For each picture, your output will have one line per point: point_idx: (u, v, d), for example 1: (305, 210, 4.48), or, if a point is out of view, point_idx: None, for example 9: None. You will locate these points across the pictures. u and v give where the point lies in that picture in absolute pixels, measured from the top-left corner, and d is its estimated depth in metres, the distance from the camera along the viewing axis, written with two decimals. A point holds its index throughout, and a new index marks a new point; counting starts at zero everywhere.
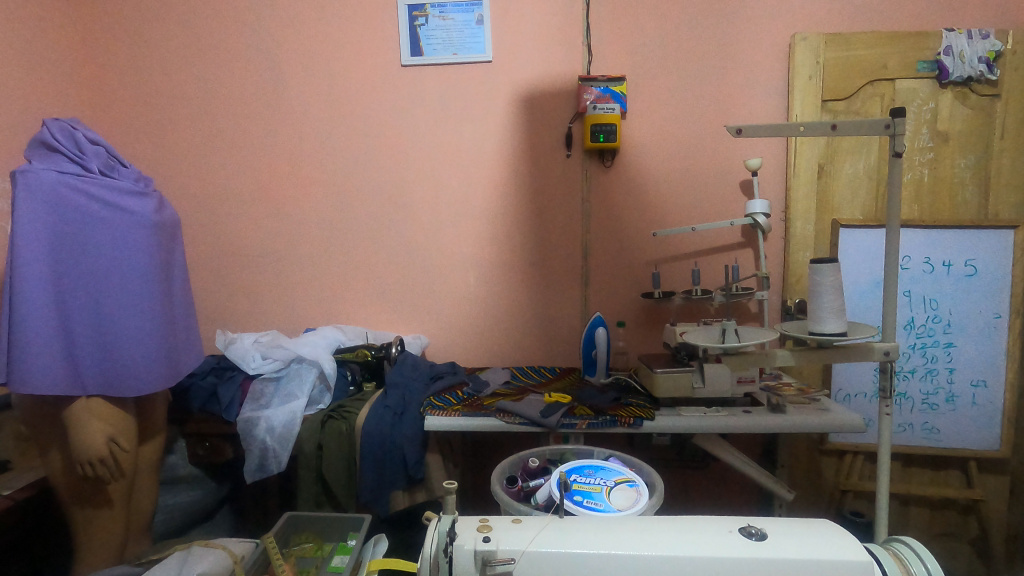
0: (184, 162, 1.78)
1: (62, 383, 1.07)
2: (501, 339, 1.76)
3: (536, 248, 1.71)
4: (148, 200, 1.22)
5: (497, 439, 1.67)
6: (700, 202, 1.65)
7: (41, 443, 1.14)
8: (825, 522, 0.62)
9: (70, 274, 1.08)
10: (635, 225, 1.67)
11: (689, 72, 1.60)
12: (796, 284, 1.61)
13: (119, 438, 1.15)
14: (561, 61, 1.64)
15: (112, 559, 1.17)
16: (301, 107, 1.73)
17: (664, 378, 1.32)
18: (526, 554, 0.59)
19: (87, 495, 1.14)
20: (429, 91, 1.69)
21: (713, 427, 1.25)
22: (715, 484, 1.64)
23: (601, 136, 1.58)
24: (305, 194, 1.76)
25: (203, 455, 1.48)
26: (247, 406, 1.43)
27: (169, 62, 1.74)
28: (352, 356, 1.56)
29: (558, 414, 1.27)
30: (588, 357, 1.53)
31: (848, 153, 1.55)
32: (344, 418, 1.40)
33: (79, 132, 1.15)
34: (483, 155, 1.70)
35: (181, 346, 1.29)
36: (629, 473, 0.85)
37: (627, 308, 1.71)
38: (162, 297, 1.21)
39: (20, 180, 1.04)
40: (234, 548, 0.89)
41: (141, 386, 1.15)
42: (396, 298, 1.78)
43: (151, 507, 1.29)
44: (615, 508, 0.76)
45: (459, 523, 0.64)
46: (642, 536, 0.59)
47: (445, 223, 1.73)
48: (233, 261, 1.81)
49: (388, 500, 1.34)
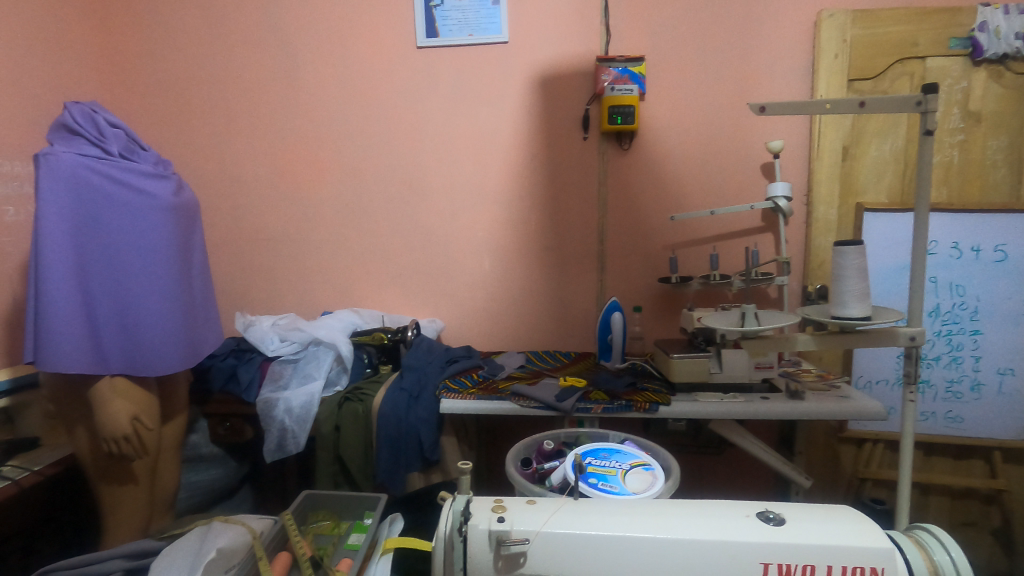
0: (202, 145, 1.79)
1: (85, 362, 1.09)
2: (516, 323, 1.76)
3: (552, 232, 1.70)
4: (167, 182, 1.22)
5: (511, 422, 1.67)
6: (720, 185, 1.62)
7: (67, 420, 1.16)
8: (846, 509, 0.61)
9: (91, 257, 1.10)
10: (652, 209, 1.65)
11: (710, 52, 1.56)
12: (817, 269, 1.58)
13: (142, 417, 1.17)
14: (578, 42, 1.61)
15: (137, 532, 1.20)
16: (316, 91, 1.72)
17: (681, 363, 1.32)
18: (541, 535, 0.59)
19: (113, 473, 1.17)
20: (444, 73, 1.67)
21: (729, 413, 1.24)
22: (731, 469, 1.63)
23: (618, 118, 1.55)
24: (322, 178, 1.76)
25: (223, 435, 1.49)
26: (266, 387, 1.45)
27: (186, 44, 1.75)
28: (368, 339, 1.58)
29: (573, 398, 1.27)
30: (603, 342, 1.52)
31: (874, 135, 1.51)
32: (360, 400, 1.41)
33: (99, 115, 1.16)
34: (499, 138, 1.68)
35: (200, 329, 1.30)
36: (645, 457, 0.84)
37: (643, 293, 1.70)
38: (182, 278, 1.22)
39: (43, 163, 1.06)
40: (253, 525, 0.91)
41: (162, 365, 1.17)
42: (412, 282, 1.78)
43: (175, 484, 1.32)
44: (631, 490, 0.76)
45: (473, 503, 0.65)
46: (659, 519, 0.59)
47: (460, 207, 1.73)
48: (251, 245, 1.82)
49: (404, 481, 1.35)
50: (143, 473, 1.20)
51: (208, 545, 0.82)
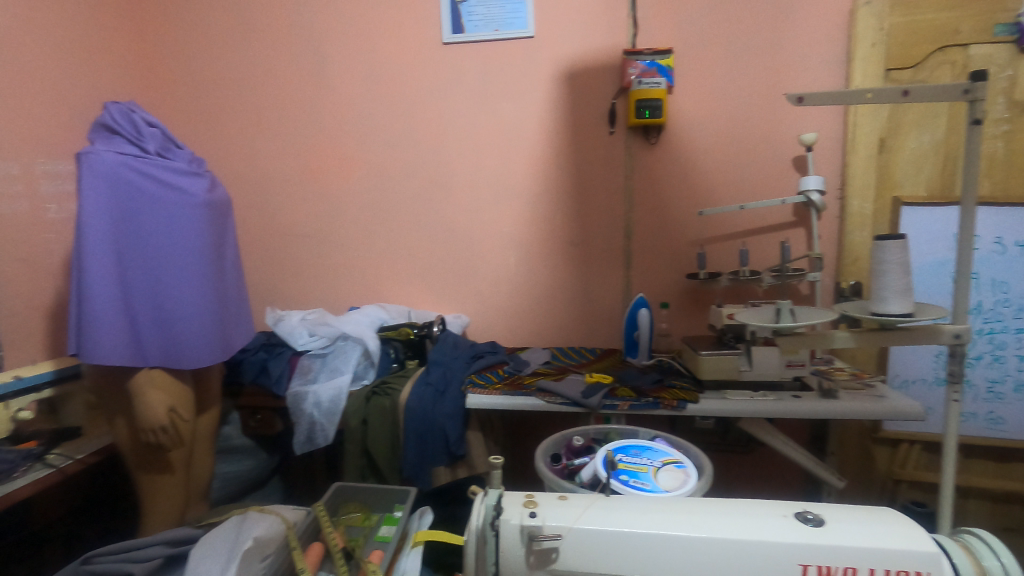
0: (234, 144, 1.83)
1: (123, 354, 1.13)
2: (541, 319, 1.76)
3: (577, 227, 1.69)
4: (201, 179, 1.25)
5: (536, 418, 1.67)
6: (750, 179, 1.58)
7: (108, 410, 1.20)
8: (888, 511, 0.59)
9: (129, 252, 1.13)
10: (680, 204, 1.63)
11: (740, 44, 1.53)
12: (851, 265, 1.54)
13: (179, 408, 1.20)
14: (605, 35, 1.60)
15: (173, 521, 1.23)
16: (343, 88, 1.74)
17: (709, 360, 1.30)
18: (573, 531, 0.59)
19: (151, 462, 1.21)
20: (470, 68, 1.67)
21: (759, 411, 1.22)
22: (759, 468, 1.60)
23: (646, 112, 1.53)
24: (349, 174, 1.78)
25: (254, 427, 1.54)
26: (295, 380, 1.48)
27: (218, 44, 1.78)
28: (395, 334, 1.59)
29: (600, 395, 1.26)
30: (630, 339, 1.51)
31: (913, 127, 1.45)
32: (387, 395, 1.42)
33: (137, 114, 1.20)
34: (525, 133, 1.67)
35: (232, 323, 1.33)
36: (676, 454, 0.83)
37: (670, 289, 1.68)
38: (216, 274, 1.25)
39: (85, 161, 1.09)
40: (287, 515, 0.92)
41: (196, 358, 1.19)
42: (437, 278, 1.79)
43: (209, 474, 1.35)
44: (662, 488, 0.75)
45: (505, 498, 0.65)
46: (691, 517, 0.58)
47: (485, 203, 1.73)
48: (280, 241, 1.86)
49: (430, 475, 1.36)
50: (179, 463, 1.23)
51: (244, 535, 0.82)
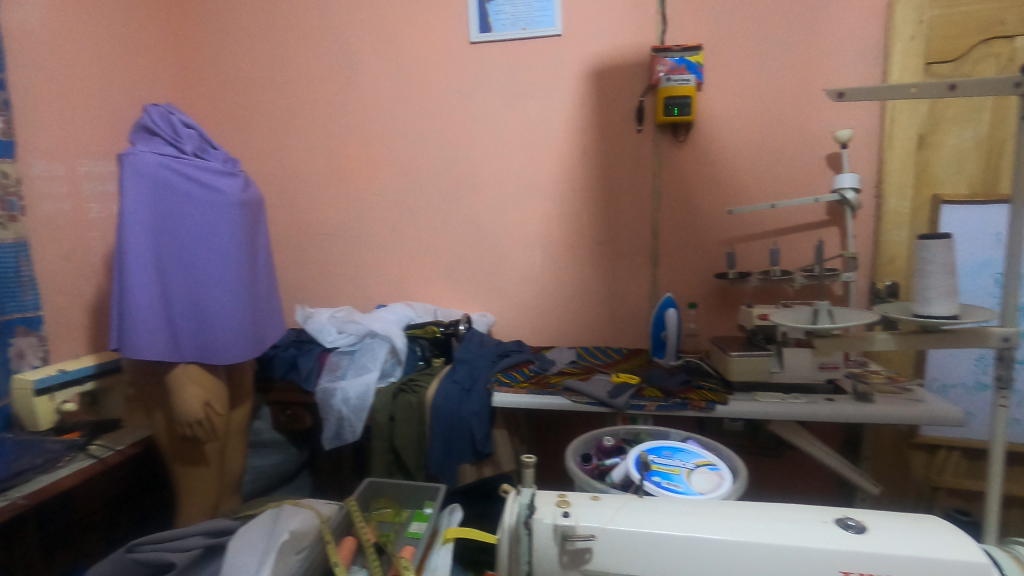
0: (265, 144, 1.87)
1: (161, 349, 1.16)
2: (566, 318, 1.75)
3: (604, 225, 1.68)
4: (236, 179, 1.28)
5: (562, 417, 1.67)
6: (781, 177, 1.55)
7: (147, 404, 1.24)
8: (933, 519, 0.58)
9: (167, 250, 1.16)
10: (709, 203, 1.61)
11: (772, 39, 1.50)
12: (887, 266, 1.50)
13: (214, 403, 1.24)
14: (633, 32, 1.58)
15: (206, 512, 1.27)
16: (371, 89, 1.76)
17: (739, 361, 1.28)
18: (606, 531, 0.58)
19: (187, 454, 1.24)
20: (496, 67, 1.67)
21: (790, 414, 1.19)
22: (790, 472, 1.57)
23: (674, 109, 1.51)
24: (377, 173, 1.80)
25: (284, 422, 1.57)
26: (324, 376, 1.50)
27: (250, 47, 1.82)
28: (421, 333, 1.59)
29: (626, 395, 1.25)
30: (656, 339, 1.50)
31: (954, 122, 1.40)
32: (414, 392, 1.43)
33: (175, 116, 1.23)
34: (552, 131, 1.67)
35: (265, 320, 1.36)
36: (709, 457, 0.82)
37: (698, 288, 1.65)
38: (249, 271, 1.27)
39: (127, 162, 1.14)
40: (321, 509, 0.93)
41: (229, 354, 1.22)
42: (463, 277, 1.80)
43: (241, 467, 1.39)
44: (696, 491, 0.74)
45: (539, 497, 0.65)
46: (726, 520, 0.57)
47: (511, 202, 1.73)
48: (310, 240, 1.89)
49: (456, 473, 1.37)
50: (213, 456, 1.27)
51: (281, 528, 0.84)
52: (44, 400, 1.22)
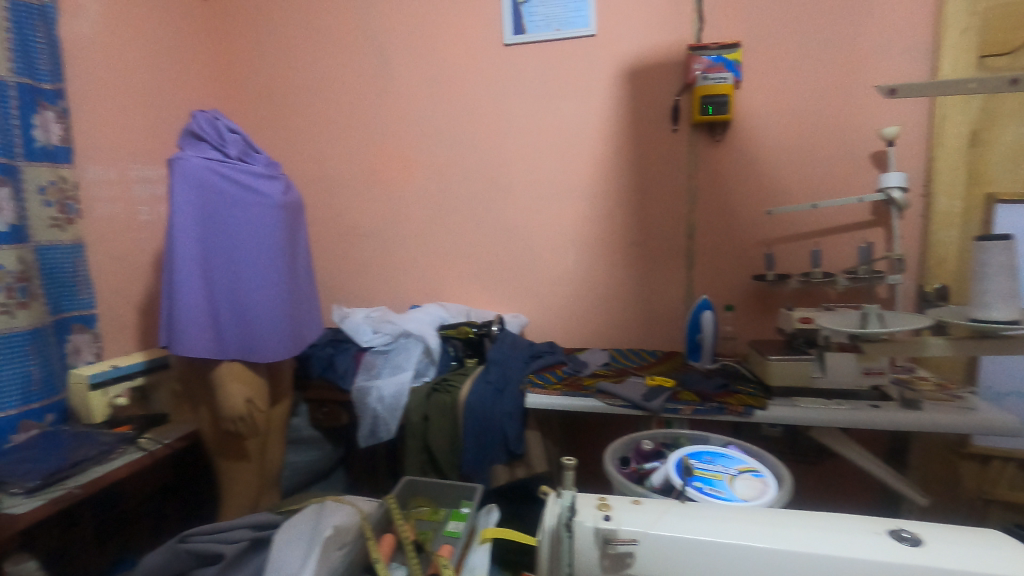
0: (303, 147, 1.91)
1: (206, 346, 1.21)
2: (599, 319, 1.74)
3: (638, 226, 1.66)
4: (278, 182, 1.31)
5: (594, 419, 1.66)
6: (823, 177, 1.51)
7: (193, 399, 1.29)
8: (995, 532, 0.55)
9: (213, 251, 1.20)
10: (747, 203, 1.57)
11: (814, 34, 1.46)
12: (936, 267, 1.44)
13: (256, 400, 1.27)
14: (669, 30, 1.56)
15: (247, 506, 1.31)
16: (406, 92, 1.79)
17: (779, 365, 1.25)
18: (649, 536, 0.58)
19: (229, 449, 1.28)
20: (530, 69, 1.68)
21: (832, 420, 1.16)
22: (832, 480, 1.52)
23: (711, 108, 1.49)
24: (411, 175, 1.83)
25: (321, 420, 1.60)
26: (360, 375, 1.53)
27: (290, 53, 1.87)
28: (454, 333, 1.61)
29: (662, 398, 1.24)
30: (692, 341, 1.48)
31: (1011, 117, 1.34)
32: (448, 392, 1.45)
33: (220, 121, 1.27)
34: (585, 131, 1.66)
35: (304, 319, 1.39)
36: (753, 463, 0.80)
37: (735, 291, 1.62)
38: (289, 272, 1.30)
39: (176, 167, 1.18)
40: (361, 506, 0.95)
41: (270, 353, 1.25)
42: (495, 278, 1.81)
43: (281, 463, 1.42)
44: (740, 497, 0.72)
45: (579, 500, 0.64)
46: (772, 528, 0.56)
47: (544, 203, 1.73)
48: (346, 241, 1.92)
49: (489, 473, 1.37)
50: (255, 452, 1.30)
51: (324, 523, 0.85)
52: (98, 395, 1.29)
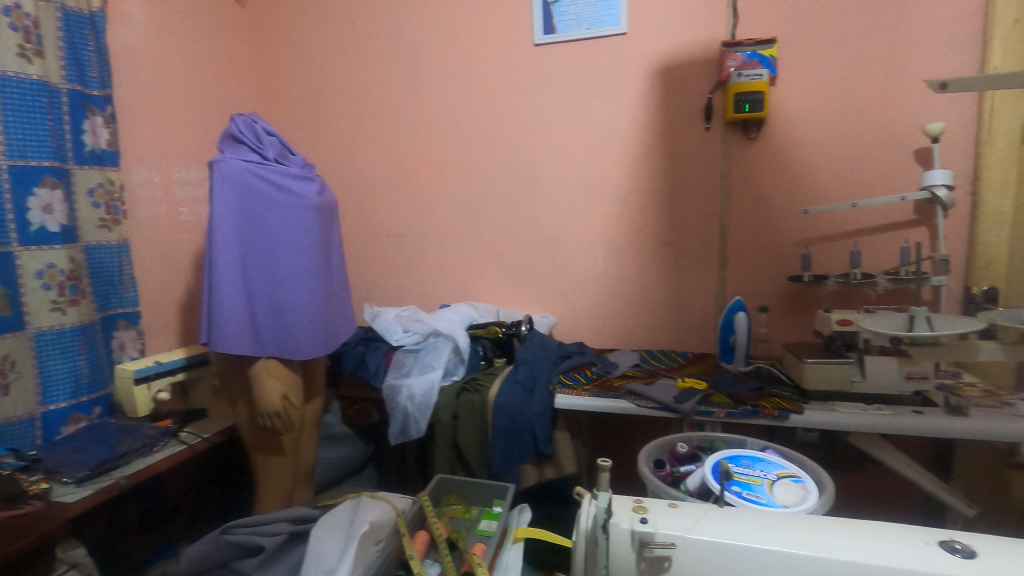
0: (336, 149, 1.95)
1: (245, 344, 1.23)
2: (629, 320, 1.73)
3: (670, 226, 1.64)
4: (313, 184, 1.34)
5: (623, 420, 1.65)
6: (863, 175, 1.46)
7: (231, 395, 1.32)
8: None
9: (251, 251, 1.24)
10: (782, 203, 1.54)
11: (854, 28, 1.42)
12: (984, 269, 1.38)
13: (291, 396, 1.30)
14: (702, 27, 1.54)
15: (282, 501, 1.34)
16: (437, 93, 1.80)
17: (815, 369, 1.22)
18: (686, 540, 0.57)
19: (265, 444, 1.32)
20: (560, 68, 1.67)
21: (872, 426, 1.12)
22: (870, 487, 1.48)
23: (746, 106, 1.46)
24: (441, 176, 1.84)
25: (353, 417, 1.62)
26: (391, 373, 1.55)
27: (323, 57, 1.90)
28: (484, 333, 1.63)
29: (694, 401, 1.22)
30: (725, 343, 1.45)
31: None
32: (477, 391, 1.45)
33: (258, 124, 1.31)
34: (616, 131, 1.65)
35: (337, 318, 1.41)
36: (793, 468, 0.79)
37: (769, 292, 1.59)
38: (323, 272, 1.33)
39: (217, 169, 1.22)
40: (395, 503, 0.96)
41: (304, 350, 1.28)
42: (524, 278, 1.81)
43: (314, 459, 1.45)
44: (780, 503, 0.71)
45: (614, 501, 0.64)
46: (815, 535, 0.55)
47: (574, 203, 1.72)
48: (377, 242, 1.95)
49: (518, 473, 1.37)
50: (290, 447, 1.33)
51: (360, 519, 0.86)
52: (142, 389, 1.33)
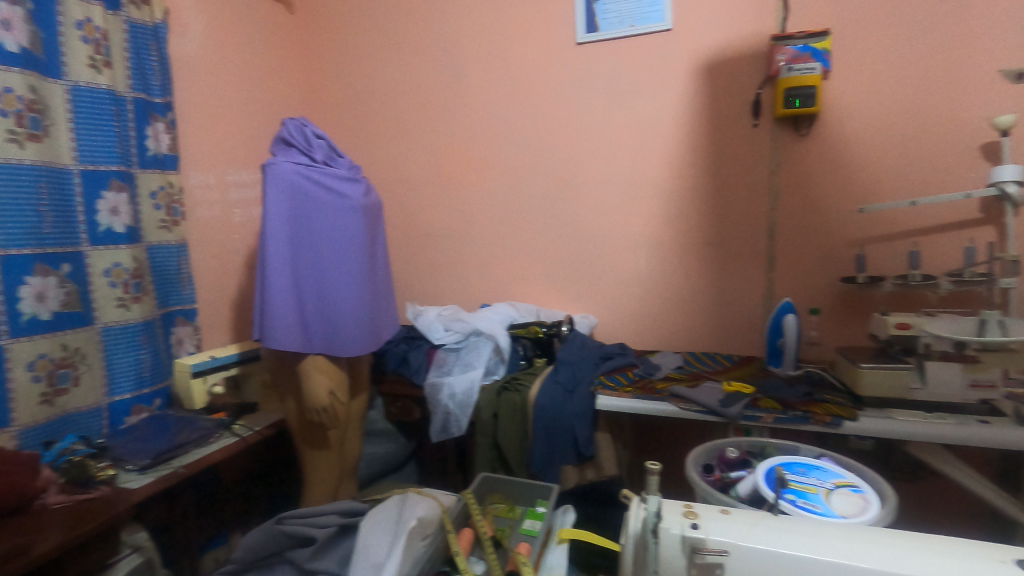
0: (381, 151, 1.99)
1: (295, 341, 1.27)
2: (672, 322, 1.69)
3: (715, 226, 1.61)
4: (359, 185, 1.37)
5: (665, 423, 1.62)
6: (923, 171, 1.39)
7: (281, 390, 1.37)
8: None
9: (301, 251, 1.28)
10: (835, 201, 1.48)
11: (914, 17, 1.35)
12: None
13: (337, 392, 1.33)
14: (750, 21, 1.49)
15: (328, 495, 1.37)
16: (479, 95, 1.82)
17: (872, 374, 1.16)
18: (740, 548, 0.56)
19: (313, 438, 1.36)
20: (603, 66, 1.66)
21: (933, 435, 1.07)
22: (929, 499, 1.41)
23: (796, 101, 1.41)
24: (483, 177, 1.85)
25: (394, 413, 1.67)
26: (432, 372, 1.57)
27: (369, 61, 1.95)
28: (524, 332, 1.63)
29: (740, 405, 1.19)
30: (773, 347, 1.41)
31: None
32: (517, 391, 1.45)
33: (308, 128, 1.35)
34: (660, 129, 1.62)
35: (381, 316, 1.44)
36: (852, 478, 0.76)
37: (821, 294, 1.53)
38: (369, 271, 1.36)
39: (269, 171, 1.26)
40: (441, 500, 0.98)
41: (350, 347, 1.31)
42: (565, 278, 1.80)
43: (358, 454, 1.48)
44: (838, 513, 0.68)
45: (664, 505, 0.63)
46: (879, 547, 0.53)
47: (615, 203, 1.70)
48: (419, 242, 1.98)
49: (559, 474, 1.37)
50: (335, 441, 1.37)
51: (408, 514, 0.88)
52: (198, 382, 1.40)
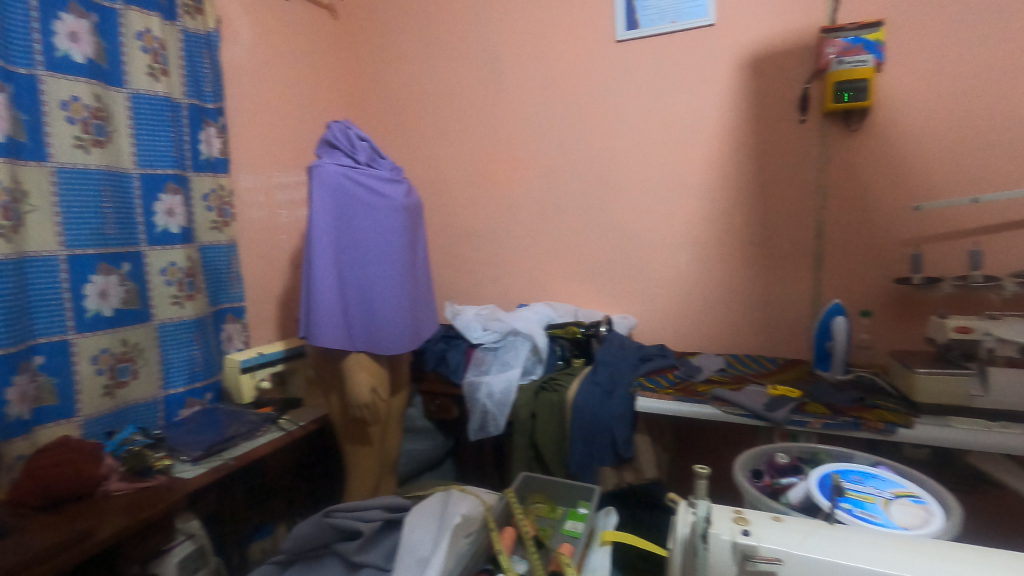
0: (420, 152, 2.01)
1: (339, 339, 1.30)
2: (713, 323, 1.66)
3: (759, 224, 1.56)
4: (400, 186, 1.39)
5: (706, 426, 1.59)
6: (985, 167, 1.32)
7: (325, 386, 1.41)
8: None
9: (345, 251, 1.31)
10: (888, 198, 1.42)
11: (977, 4, 1.28)
12: None
13: (379, 389, 1.36)
14: (798, 13, 1.45)
15: (369, 489, 1.40)
16: (517, 94, 1.82)
17: (928, 380, 1.11)
18: (795, 557, 0.54)
19: (355, 433, 1.39)
20: (643, 63, 1.63)
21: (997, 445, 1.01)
22: None
23: (847, 95, 1.36)
24: (520, 176, 1.86)
25: (434, 412, 1.68)
26: (470, 371, 1.58)
27: (409, 63, 1.97)
28: (562, 332, 1.63)
29: (786, 409, 1.15)
30: (821, 350, 1.37)
31: None
32: (555, 391, 1.45)
33: (352, 130, 1.38)
34: (702, 126, 1.59)
35: (421, 315, 1.46)
36: (913, 487, 0.72)
37: (872, 295, 1.47)
38: (410, 270, 1.38)
39: (315, 174, 1.29)
40: (484, 498, 0.98)
41: (391, 346, 1.33)
42: (603, 278, 1.79)
43: (398, 451, 1.51)
44: (898, 524, 0.65)
45: (713, 511, 0.62)
46: (946, 561, 0.50)
47: (655, 202, 1.68)
48: (457, 241, 2.00)
49: (597, 475, 1.36)
50: (376, 437, 1.40)
51: (451, 511, 0.89)
52: (247, 377, 1.45)
